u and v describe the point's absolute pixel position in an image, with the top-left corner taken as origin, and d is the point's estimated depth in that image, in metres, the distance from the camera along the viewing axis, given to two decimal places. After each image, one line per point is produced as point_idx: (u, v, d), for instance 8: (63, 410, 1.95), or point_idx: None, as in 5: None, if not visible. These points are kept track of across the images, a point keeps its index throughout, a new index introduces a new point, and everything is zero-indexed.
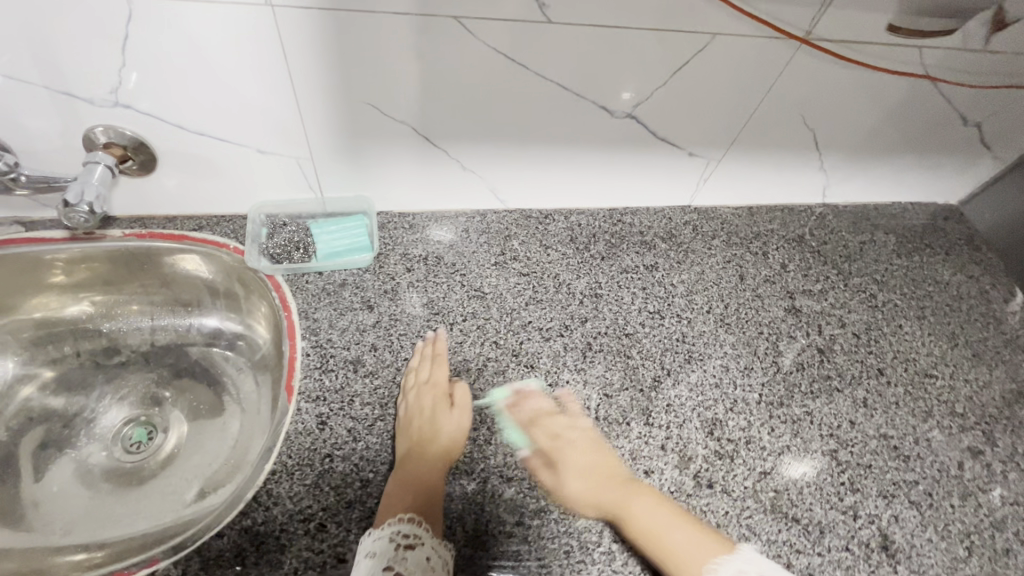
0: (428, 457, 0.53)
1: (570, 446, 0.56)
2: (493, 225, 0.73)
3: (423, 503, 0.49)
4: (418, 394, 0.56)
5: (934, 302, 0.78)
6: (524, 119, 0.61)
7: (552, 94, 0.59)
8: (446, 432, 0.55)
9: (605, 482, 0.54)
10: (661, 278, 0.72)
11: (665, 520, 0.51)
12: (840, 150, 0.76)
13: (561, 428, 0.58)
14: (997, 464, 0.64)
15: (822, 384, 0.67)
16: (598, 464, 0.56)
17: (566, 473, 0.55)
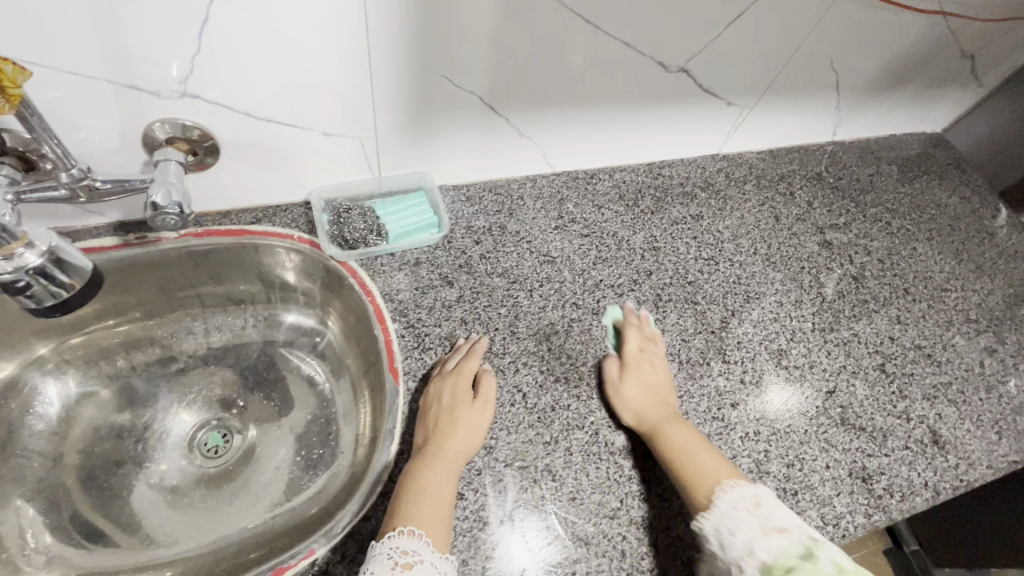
0: (438, 456, 0.51)
1: (651, 363, 0.60)
2: (545, 191, 0.74)
3: (426, 509, 0.47)
4: (441, 384, 0.55)
5: (938, 223, 0.86)
6: (584, 80, 0.62)
7: (617, 52, 0.59)
8: (465, 428, 0.53)
9: (662, 403, 0.57)
10: (708, 226, 0.76)
11: (699, 444, 0.53)
12: (856, 89, 0.80)
13: (647, 345, 0.62)
14: (1010, 359, 0.74)
15: (861, 308, 0.74)
16: (659, 383, 0.59)
17: (630, 378, 0.58)
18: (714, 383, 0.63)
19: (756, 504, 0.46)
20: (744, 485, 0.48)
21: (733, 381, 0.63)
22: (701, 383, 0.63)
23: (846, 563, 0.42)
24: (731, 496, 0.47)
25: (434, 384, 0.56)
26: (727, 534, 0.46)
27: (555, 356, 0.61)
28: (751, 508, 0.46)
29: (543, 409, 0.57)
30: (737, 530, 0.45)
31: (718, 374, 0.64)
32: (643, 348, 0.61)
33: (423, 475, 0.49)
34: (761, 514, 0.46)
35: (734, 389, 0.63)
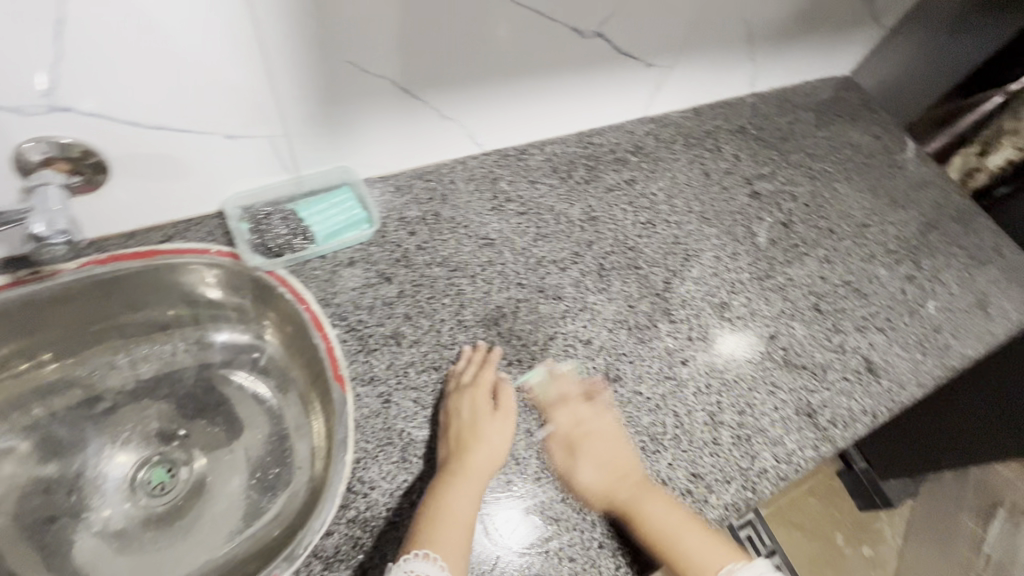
0: (460, 474, 0.49)
1: (596, 436, 0.55)
2: (476, 172, 0.72)
3: (446, 531, 0.45)
4: (460, 397, 0.54)
5: (854, 162, 0.91)
6: (500, 53, 0.60)
7: (528, 20, 0.57)
8: (487, 440, 0.52)
9: (627, 477, 0.54)
10: (642, 190, 0.77)
11: (677, 523, 0.51)
12: (768, 39, 0.82)
13: (584, 414, 0.57)
14: (926, 282, 0.80)
15: (793, 252, 0.77)
16: (617, 457, 0.55)
17: (583, 460, 0.54)
18: (663, 344, 0.64)
19: None
20: (745, 568, 0.50)
21: (681, 339, 0.65)
22: (651, 346, 0.64)
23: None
24: None
25: (453, 398, 0.54)
26: None
27: (506, 339, 0.60)
28: None
29: (499, 394, 0.57)
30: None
31: (666, 334, 0.65)
32: (578, 422, 0.56)
33: (444, 493, 0.48)
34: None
35: (683, 346, 0.65)
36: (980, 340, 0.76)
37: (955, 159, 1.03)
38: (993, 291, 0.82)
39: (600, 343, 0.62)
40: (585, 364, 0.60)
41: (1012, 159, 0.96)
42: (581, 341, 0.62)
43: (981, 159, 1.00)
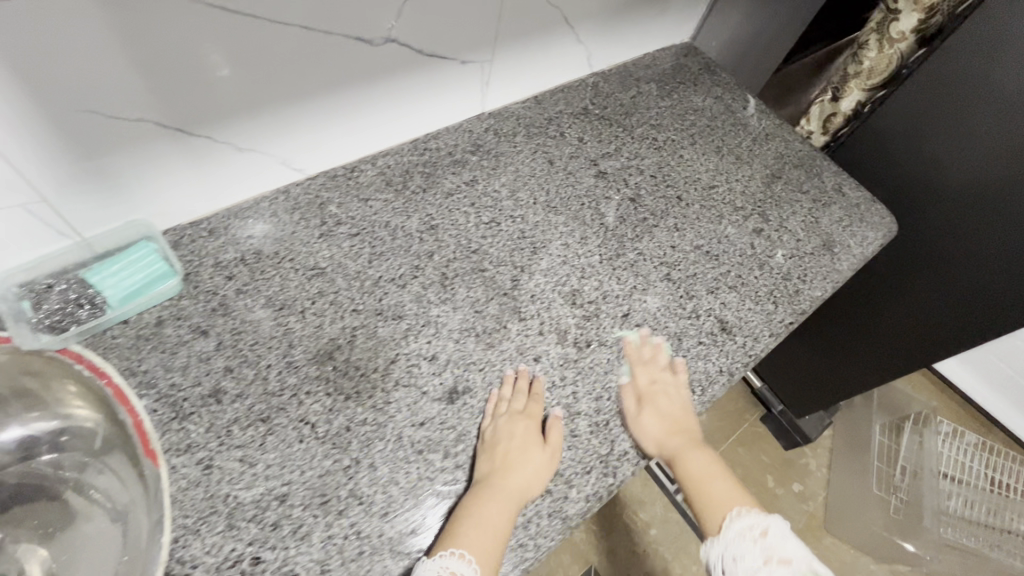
0: (503, 489, 0.51)
1: (664, 394, 0.62)
2: (301, 200, 0.68)
3: (481, 536, 0.48)
4: (512, 420, 0.55)
5: (699, 127, 0.93)
6: (280, 76, 0.56)
7: (299, 39, 0.54)
8: (529, 467, 0.54)
9: (682, 428, 0.62)
10: (484, 190, 0.75)
11: (709, 471, 0.62)
12: (589, 20, 0.82)
13: (655, 377, 0.63)
14: (774, 233, 0.82)
15: (642, 226, 0.77)
16: (677, 412, 0.62)
17: (648, 412, 0.61)
18: (514, 345, 0.63)
19: (763, 533, 0.56)
20: (751, 514, 0.58)
21: (533, 336, 0.64)
22: (501, 349, 0.62)
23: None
24: (744, 521, 0.57)
25: (506, 421, 0.56)
26: (732, 559, 0.55)
27: (342, 372, 0.57)
28: (758, 537, 0.55)
29: (336, 433, 0.54)
30: (740, 557, 0.55)
31: (517, 334, 0.64)
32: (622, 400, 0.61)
33: (482, 502, 0.50)
34: (765, 546, 0.55)
35: (535, 343, 0.64)
36: (827, 280, 0.79)
37: (818, 103, 1.19)
38: (837, 230, 0.86)
39: (446, 356, 0.60)
40: (429, 382, 0.58)
41: (858, 101, 1.11)
42: (425, 359, 0.60)
43: (835, 103, 1.15)
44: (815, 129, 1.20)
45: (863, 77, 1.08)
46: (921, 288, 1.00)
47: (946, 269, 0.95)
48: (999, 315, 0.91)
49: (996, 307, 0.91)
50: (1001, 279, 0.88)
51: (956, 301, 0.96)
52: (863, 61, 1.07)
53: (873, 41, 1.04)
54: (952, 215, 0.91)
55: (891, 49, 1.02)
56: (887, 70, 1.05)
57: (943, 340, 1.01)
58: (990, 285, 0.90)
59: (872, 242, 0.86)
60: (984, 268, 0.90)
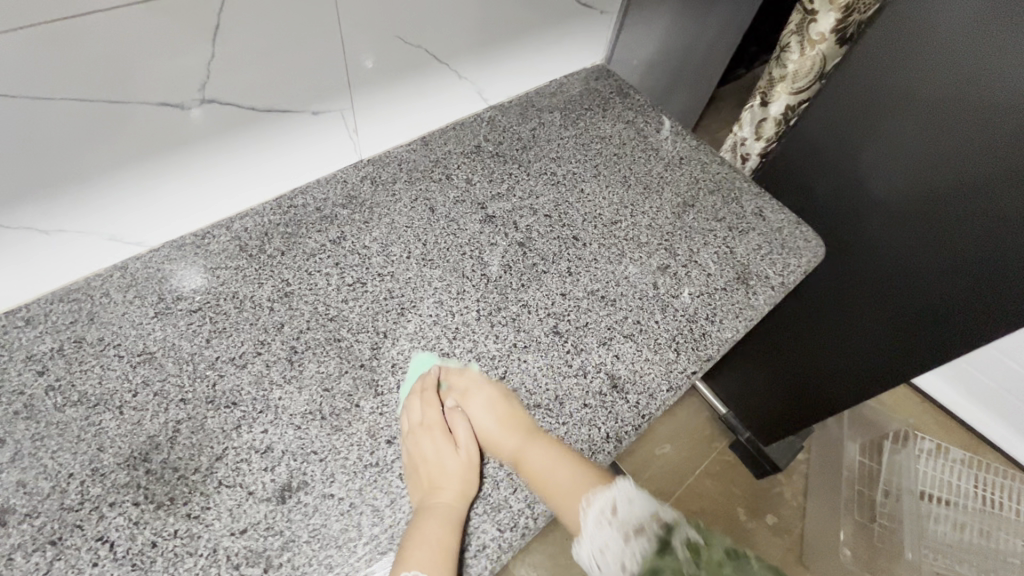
0: (439, 505, 0.52)
1: (478, 390, 0.60)
2: (139, 275, 0.62)
3: (431, 552, 0.48)
4: (418, 439, 0.56)
5: (605, 156, 0.87)
6: (77, 152, 0.51)
7: (86, 110, 0.49)
8: (453, 478, 0.55)
9: (514, 425, 0.58)
10: (351, 246, 0.69)
11: (553, 462, 0.56)
12: (468, 55, 0.77)
13: (469, 379, 0.61)
14: (682, 269, 0.75)
15: (529, 273, 0.71)
16: (505, 408, 0.59)
17: (472, 415, 0.60)
18: (364, 426, 0.56)
19: (614, 511, 0.55)
20: (604, 496, 0.55)
21: (388, 414, 0.57)
22: (350, 432, 0.56)
23: (696, 539, 0.51)
24: (597, 508, 0.55)
25: (413, 442, 0.56)
26: (598, 554, 0.53)
27: (156, 476, 0.51)
28: (609, 516, 0.55)
29: (138, 552, 0.47)
30: (604, 546, 0.53)
31: (370, 413, 0.57)
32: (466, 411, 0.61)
33: (426, 521, 0.50)
34: (619, 524, 0.54)
35: (389, 422, 0.57)
36: (739, 319, 0.72)
37: (748, 109, 1.13)
38: (754, 260, 0.79)
39: (283, 447, 0.54)
40: (258, 480, 0.52)
41: (788, 105, 1.06)
42: (256, 452, 0.53)
43: (765, 109, 1.09)
44: (750, 136, 1.15)
45: (789, 81, 1.02)
46: (868, 315, 0.91)
47: (888, 291, 0.86)
48: (947, 340, 0.81)
49: (945, 331, 0.80)
50: (946, 299, 0.78)
51: (902, 326, 0.86)
52: (787, 65, 1.01)
53: (794, 44, 0.98)
54: (886, 233, 0.82)
55: (813, 51, 0.97)
56: (812, 71, 1.00)
57: (893, 369, 0.91)
58: (935, 308, 0.80)
59: (795, 270, 0.78)
60: (923, 290, 0.80)
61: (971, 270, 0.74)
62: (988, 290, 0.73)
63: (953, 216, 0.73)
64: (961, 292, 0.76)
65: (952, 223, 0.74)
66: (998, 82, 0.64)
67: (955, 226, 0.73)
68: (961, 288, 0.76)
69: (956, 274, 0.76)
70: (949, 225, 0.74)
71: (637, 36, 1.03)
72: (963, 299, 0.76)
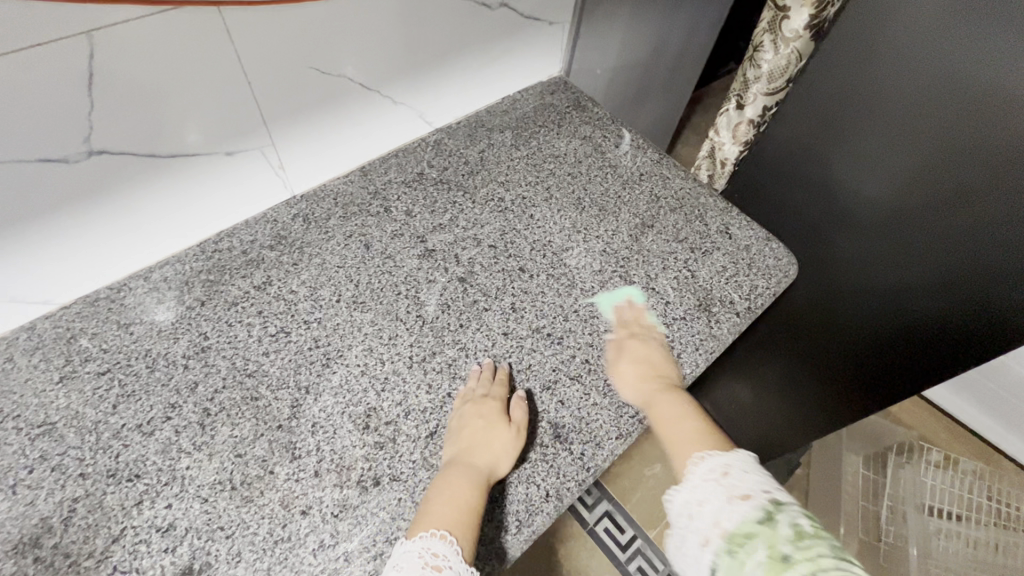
0: (471, 470, 0.53)
1: (638, 340, 0.65)
2: (46, 337, 0.59)
3: (456, 513, 0.49)
4: (476, 405, 0.57)
5: (558, 176, 0.82)
6: None
7: None
8: (494, 448, 0.54)
9: (659, 374, 0.62)
10: (277, 292, 0.65)
11: (682, 416, 0.59)
12: (401, 80, 0.72)
13: (637, 336, 0.65)
14: (637, 298, 0.70)
15: (470, 312, 0.66)
16: (654, 358, 0.63)
17: (620, 360, 0.63)
18: (278, 495, 0.52)
19: (724, 473, 0.50)
20: (720, 456, 0.52)
21: (305, 480, 0.53)
22: (261, 503, 0.51)
23: (806, 526, 0.44)
24: (708, 465, 0.52)
25: (468, 407, 0.57)
26: (696, 507, 0.49)
27: (45, 564, 0.47)
28: (719, 476, 0.50)
29: None
30: (705, 499, 0.49)
31: (285, 480, 0.53)
32: (613, 358, 0.64)
33: (455, 481, 0.52)
34: (727, 484, 0.49)
35: (305, 490, 0.52)
36: (699, 351, 0.67)
37: (723, 113, 1.06)
38: (718, 284, 0.73)
39: (186, 524, 0.50)
40: (156, 563, 0.48)
41: (765, 106, 1.00)
42: (157, 531, 0.49)
43: (742, 112, 1.03)
44: (727, 142, 1.08)
45: (765, 82, 0.96)
46: (850, 338, 0.83)
47: (869, 311, 0.78)
48: (936, 364, 0.73)
49: (933, 357, 0.73)
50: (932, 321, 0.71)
51: (884, 348, 0.78)
52: (762, 65, 0.95)
53: (767, 43, 0.92)
54: (866, 249, 0.75)
55: (788, 49, 0.91)
56: (787, 70, 0.94)
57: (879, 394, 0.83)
58: (922, 330, 0.72)
59: (763, 293, 0.72)
60: (907, 310, 0.73)
61: (956, 290, 0.66)
62: (977, 310, 0.66)
63: (935, 229, 0.66)
64: (948, 312, 0.68)
65: (933, 237, 0.67)
66: (970, 82, 0.57)
67: (935, 242, 0.67)
68: (948, 308, 0.68)
69: (943, 293, 0.68)
70: (931, 240, 0.67)
71: (596, 44, 0.97)
72: (950, 321, 0.69)
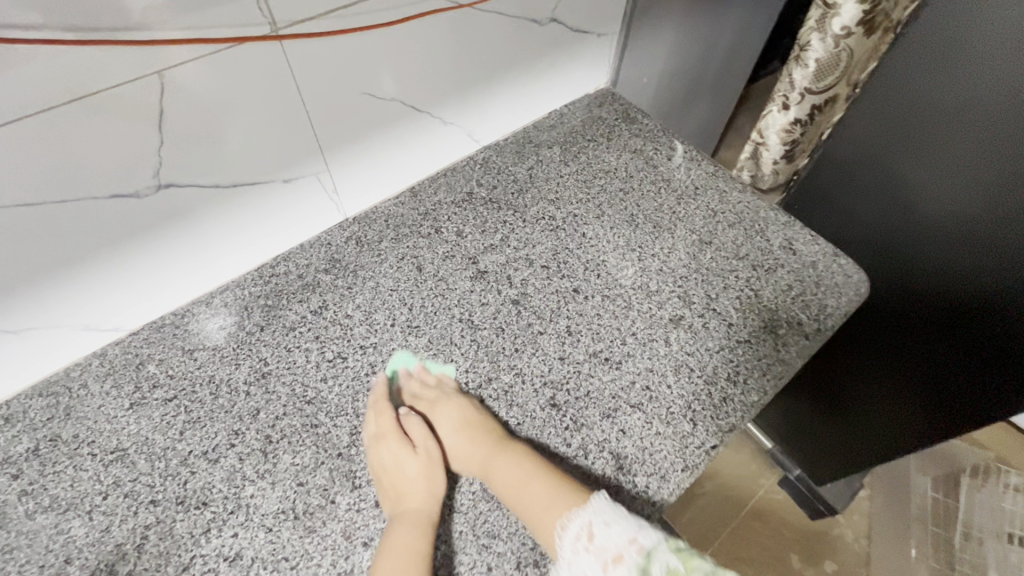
0: (406, 514, 0.51)
1: (442, 410, 0.59)
2: (117, 362, 0.61)
3: (405, 562, 0.47)
4: (375, 447, 0.56)
5: (609, 192, 0.79)
6: (46, 250, 0.50)
7: (50, 211, 0.48)
8: (411, 481, 0.53)
9: (486, 440, 0.57)
10: (333, 317, 0.65)
11: (526, 477, 0.53)
12: (450, 99, 0.72)
13: (433, 405, 0.60)
14: (698, 320, 0.67)
15: (524, 335, 0.65)
16: (473, 422, 0.58)
17: (442, 433, 0.59)
18: (339, 527, 0.52)
19: (590, 537, 0.48)
20: (575, 518, 0.49)
21: (366, 510, 0.53)
22: (324, 534, 0.51)
23: (677, 566, 0.45)
24: (569, 532, 0.49)
25: (374, 451, 0.55)
26: None
27: None
28: (586, 544, 0.48)
29: None
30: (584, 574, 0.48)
31: (346, 511, 0.53)
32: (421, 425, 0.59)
33: (392, 531, 0.50)
34: (595, 551, 0.48)
35: (366, 521, 0.52)
36: (767, 377, 0.63)
37: (768, 113, 1.02)
38: (784, 304, 0.69)
39: (252, 553, 0.50)
40: None
41: (812, 105, 0.95)
42: (224, 560, 0.50)
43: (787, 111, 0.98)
44: (772, 142, 1.04)
45: (812, 80, 0.91)
46: (908, 362, 0.77)
47: (926, 338, 0.73)
48: (982, 396, 0.68)
49: (981, 385, 0.68)
50: (981, 355, 0.66)
51: (936, 379, 0.74)
52: (809, 64, 0.89)
53: (815, 41, 0.87)
54: (926, 268, 0.70)
55: (839, 47, 0.85)
56: (838, 68, 0.89)
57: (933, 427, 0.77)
58: (975, 360, 0.67)
59: (832, 313, 0.68)
60: (966, 336, 0.68)
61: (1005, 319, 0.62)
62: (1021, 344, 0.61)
63: (999, 257, 0.61)
64: (1003, 341, 0.63)
65: (988, 264, 0.63)
66: None
67: (989, 266, 0.62)
68: (995, 337, 0.64)
69: (991, 317, 0.64)
70: (988, 268, 0.62)
71: (645, 52, 0.94)
72: (992, 352, 0.65)
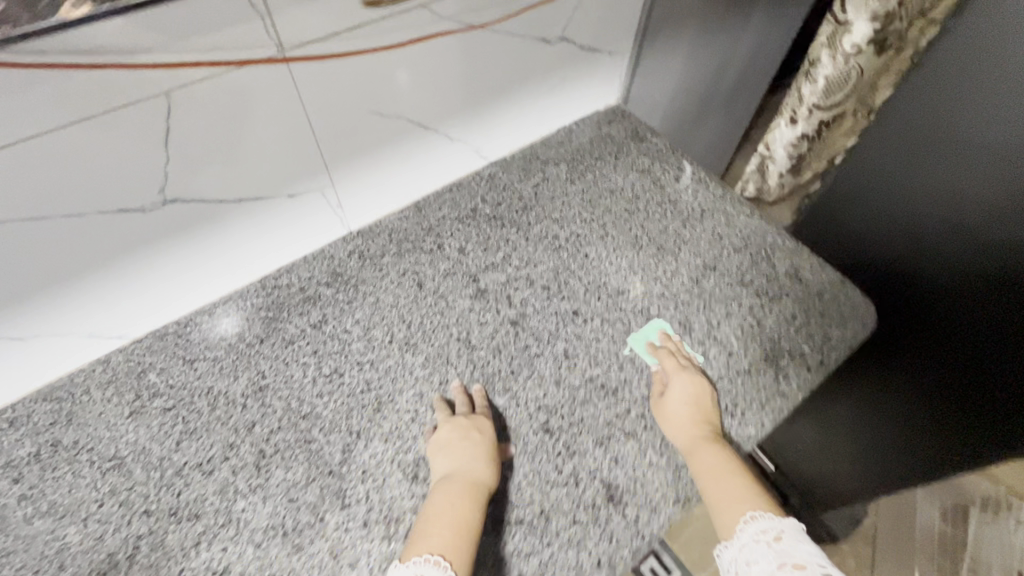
0: (463, 489, 0.52)
1: (679, 380, 0.61)
2: (119, 370, 0.62)
3: (452, 535, 0.49)
4: (456, 427, 0.57)
5: (614, 213, 0.79)
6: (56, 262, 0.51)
7: (61, 226, 0.49)
8: (479, 466, 0.54)
9: (700, 425, 0.58)
10: (332, 331, 0.66)
11: (729, 470, 0.55)
12: (456, 118, 0.72)
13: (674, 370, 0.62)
14: (697, 348, 0.66)
15: (521, 357, 0.65)
16: (700, 402, 0.60)
17: (669, 398, 0.60)
18: (326, 546, 0.52)
19: (776, 538, 0.50)
20: (768, 518, 0.52)
21: (354, 530, 0.53)
22: (310, 553, 0.51)
23: None
24: (756, 528, 0.51)
25: (451, 425, 0.57)
26: (745, 565, 0.50)
27: None
28: (769, 540, 0.50)
29: None
30: (754, 562, 0.49)
31: (334, 530, 0.53)
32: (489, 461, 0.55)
33: (447, 498, 0.52)
34: (777, 550, 0.49)
35: (354, 541, 0.52)
36: (765, 410, 0.62)
37: (776, 126, 1.00)
38: (787, 334, 0.68)
39: (240, 568, 0.51)
40: None
41: (820, 122, 0.93)
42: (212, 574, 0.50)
43: (795, 126, 0.97)
44: (779, 157, 1.03)
45: (821, 95, 0.89)
46: None
47: None
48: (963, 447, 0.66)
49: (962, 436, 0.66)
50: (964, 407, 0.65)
51: None
52: (820, 79, 0.88)
53: (825, 58, 0.86)
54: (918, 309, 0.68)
55: (849, 65, 0.84)
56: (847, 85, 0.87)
57: None
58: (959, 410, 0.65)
59: (837, 345, 0.67)
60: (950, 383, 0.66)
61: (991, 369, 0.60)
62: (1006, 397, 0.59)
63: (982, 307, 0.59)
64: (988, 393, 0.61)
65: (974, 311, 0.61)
66: None
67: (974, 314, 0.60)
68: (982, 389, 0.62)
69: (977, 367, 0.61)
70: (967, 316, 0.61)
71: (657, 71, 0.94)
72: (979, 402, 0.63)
